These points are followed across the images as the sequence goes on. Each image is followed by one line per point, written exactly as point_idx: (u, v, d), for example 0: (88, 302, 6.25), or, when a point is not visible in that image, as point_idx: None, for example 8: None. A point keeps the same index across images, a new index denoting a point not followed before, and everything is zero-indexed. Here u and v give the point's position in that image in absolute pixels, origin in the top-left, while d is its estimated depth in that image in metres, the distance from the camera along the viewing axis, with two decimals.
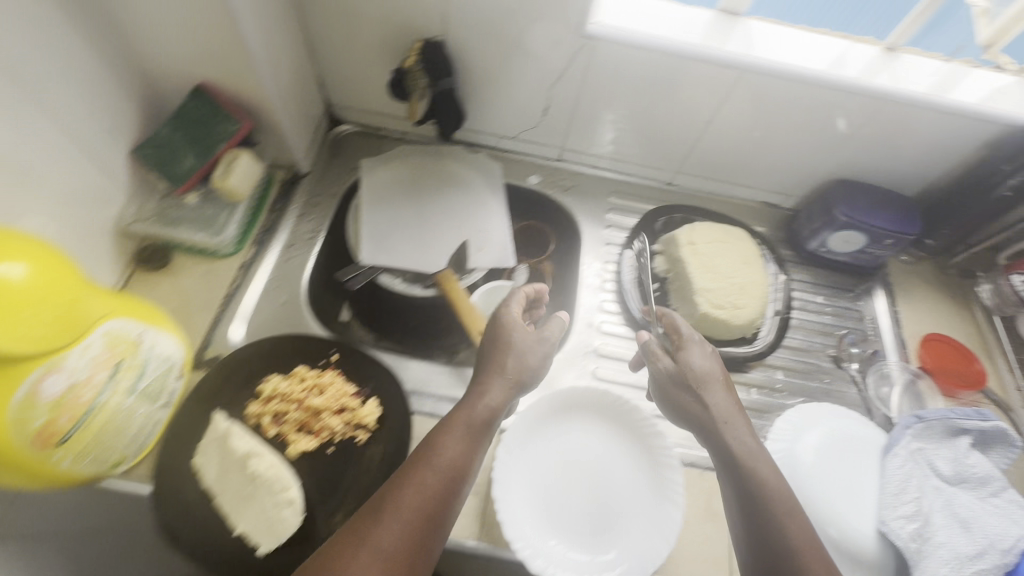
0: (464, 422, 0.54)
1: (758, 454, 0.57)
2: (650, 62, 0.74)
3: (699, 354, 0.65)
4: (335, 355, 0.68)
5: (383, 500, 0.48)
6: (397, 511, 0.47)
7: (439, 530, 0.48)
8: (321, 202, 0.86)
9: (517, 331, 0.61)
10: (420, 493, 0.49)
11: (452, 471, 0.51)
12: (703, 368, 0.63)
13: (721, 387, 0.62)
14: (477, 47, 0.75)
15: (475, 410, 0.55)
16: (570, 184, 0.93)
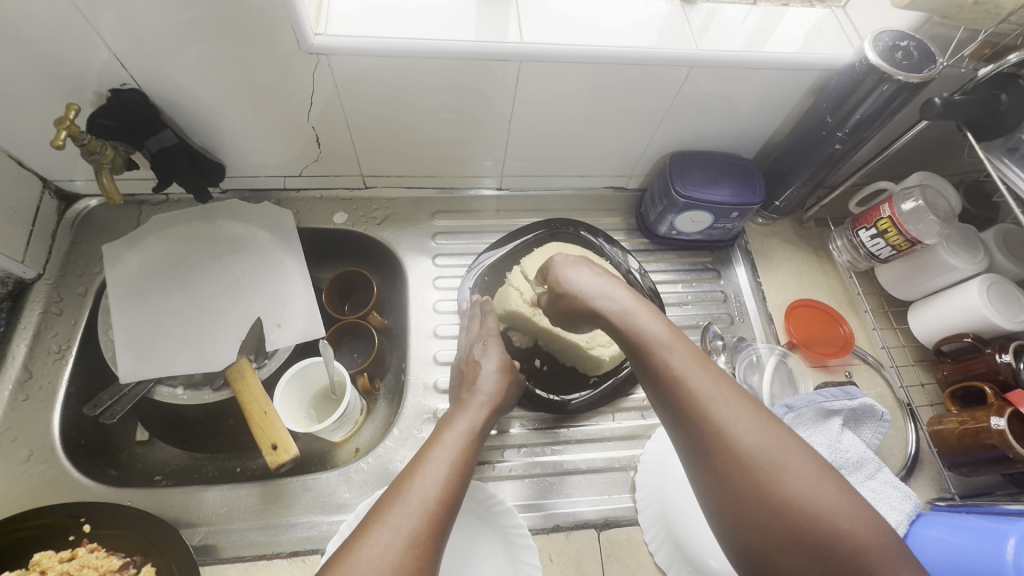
0: (460, 428, 0.52)
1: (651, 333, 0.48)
2: (411, 68, 0.59)
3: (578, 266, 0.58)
4: (86, 525, 0.54)
5: (389, 499, 0.43)
6: (384, 521, 0.41)
7: (449, 525, 0.43)
8: (64, 310, 0.68)
9: (485, 356, 0.61)
10: (433, 482, 0.44)
11: (466, 462, 0.48)
12: (574, 278, 0.56)
13: (605, 287, 0.54)
14: (186, 85, 0.58)
15: (465, 420, 0.53)
16: (385, 214, 0.80)
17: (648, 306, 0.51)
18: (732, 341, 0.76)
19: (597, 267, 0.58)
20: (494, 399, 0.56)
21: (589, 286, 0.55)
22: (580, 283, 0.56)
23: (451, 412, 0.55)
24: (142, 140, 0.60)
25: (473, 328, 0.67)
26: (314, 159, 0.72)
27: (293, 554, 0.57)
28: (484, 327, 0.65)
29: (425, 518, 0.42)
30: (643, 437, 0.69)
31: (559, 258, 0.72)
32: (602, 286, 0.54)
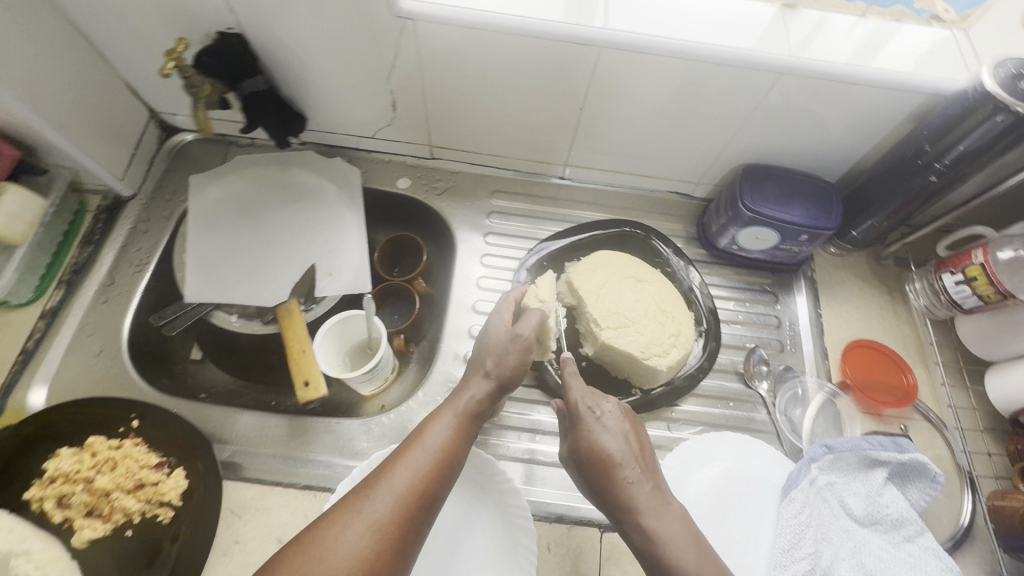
0: (448, 420, 0.50)
1: (679, 541, 0.45)
2: (492, 43, 0.60)
3: (615, 434, 0.52)
4: (133, 421, 0.60)
5: (361, 492, 0.43)
6: (356, 508, 0.42)
7: (417, 523, 0.43)
8: (151, 228, 0.75)
9: (494, 336, 0.56)
10: (411, 476, 0.44)
11: (447, 460, 0.47)
12: (603, 441, 0.51)
13: (640, 481, 0.49)
14: (282, 38, 0.62)
15: (455, 412, 0.51)
16: (446, 185, 0.81)
17: (663, 498, 0.48)
18: (778, 369, 0.72)
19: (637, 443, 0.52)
20: (496, 385, 0.53)
21: (615, 453, 0.50)
22: (613, 459, 0.50)
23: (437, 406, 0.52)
24: (238, 81, 0.64)
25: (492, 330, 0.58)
26: (387, 123, 0.75)
27: (307, 487, 0.60)
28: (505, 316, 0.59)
29: (390, 518, 0.42)
30: (665, 448, 0.67)
31: (607, 267, 0.69)
32: (631, 463, 0.50)
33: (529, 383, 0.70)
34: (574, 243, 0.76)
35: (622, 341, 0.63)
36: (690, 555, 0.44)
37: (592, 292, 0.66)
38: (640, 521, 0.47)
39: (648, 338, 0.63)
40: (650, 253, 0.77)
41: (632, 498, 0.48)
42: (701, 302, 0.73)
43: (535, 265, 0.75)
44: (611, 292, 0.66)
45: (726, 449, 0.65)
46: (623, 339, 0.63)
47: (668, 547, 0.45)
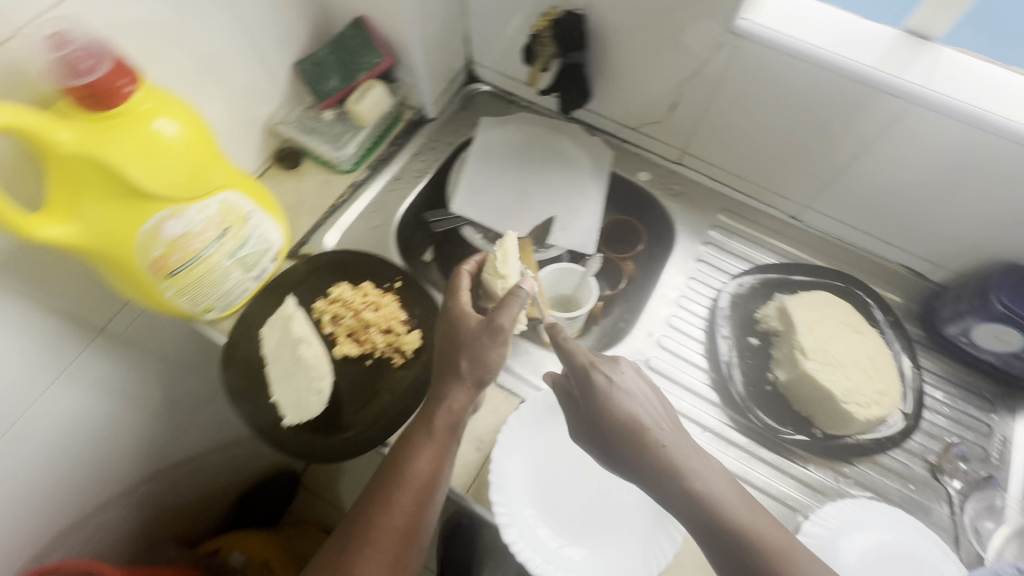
0: (414, 461, 0.56)
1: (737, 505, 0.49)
2: (801, 74, 0.66)
3: (626, 398, 0.55)
4: (398, 283, 0.74)
5: (367, 523, 0.54)
6: (364, 548, 0.53)
7: (413, 544, 0.55)
8: (436, 148, 0.92)
9: (465, 325, 0.61)
10: (395, 514, 0.54)
11: (423, 497, 0.55)
12: (629, 406, 0.54)
13: (684, 451, 0.52)
14: (615, 26, 0.73)
15: (430, 452, 0.57)
16: (681, 190, 0.88)
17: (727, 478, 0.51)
18: (976, 475, 0.67)
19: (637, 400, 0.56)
20: (451, 424, 0.58)
21: (644, 419, 0.54)
22: (645, 425, 0.53)
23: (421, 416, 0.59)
24: (567, 52, 0.76)
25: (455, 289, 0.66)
26: (656, 120, 0.84)
27: (502, 388, 0.70)
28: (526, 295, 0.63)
29: (392, 553, 0.54)
30: (827, 496, 0.66)
31: (826, 309, 0.70)
32: (665, 429, 0.53)
33: (709, 385, 0.73)
34: (790, 278, 0.79)
35: (827, 378, 0.64)
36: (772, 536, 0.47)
37: (806, 325, 0.68)
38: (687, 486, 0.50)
39: (853, 386, 0.64)
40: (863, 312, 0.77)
41: (666, 461, 0.51)
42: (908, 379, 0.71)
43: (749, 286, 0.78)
44: (824, 331, 0.68)
45: (885, 522, 0.62)
46: (828, 376, 0.65)
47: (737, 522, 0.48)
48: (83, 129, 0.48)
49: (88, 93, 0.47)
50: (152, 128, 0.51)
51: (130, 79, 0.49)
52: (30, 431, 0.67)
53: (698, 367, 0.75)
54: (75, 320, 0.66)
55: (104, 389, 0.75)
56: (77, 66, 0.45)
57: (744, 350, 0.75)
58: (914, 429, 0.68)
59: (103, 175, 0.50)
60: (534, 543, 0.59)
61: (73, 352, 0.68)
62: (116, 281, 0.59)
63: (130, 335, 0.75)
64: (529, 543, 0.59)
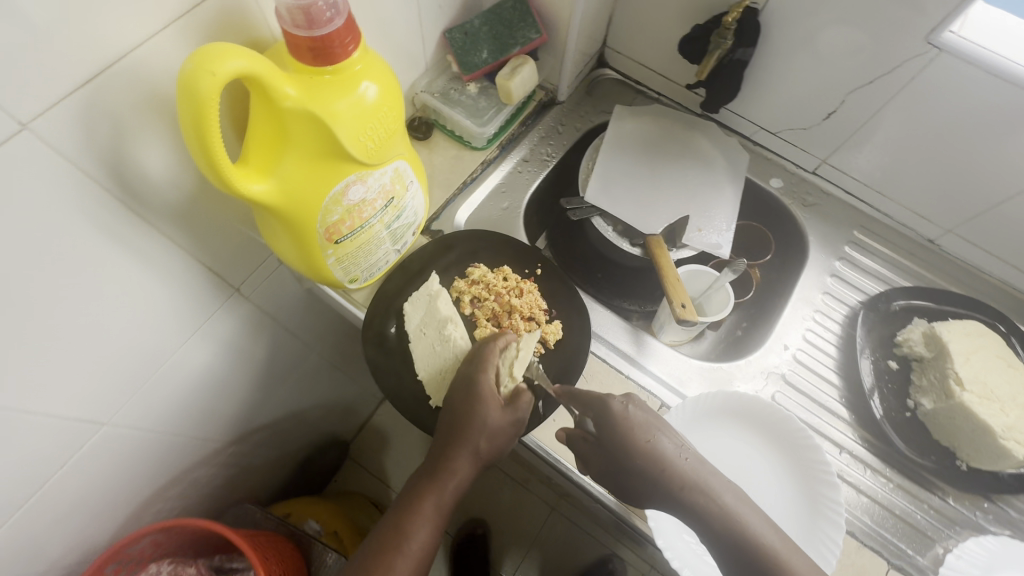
0: (423, 513, 0.59)
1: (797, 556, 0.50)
2: (997, 98, 0.63)
3: (632, 419, 0.57)
4: (538, 270, 0.73)
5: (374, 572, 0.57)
6: None
7: None
8: (563, 133, 0.89)
9: (488, 411, 0.58)
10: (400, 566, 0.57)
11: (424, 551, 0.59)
12: (636, 423, 0.57)
13: (711, 479, 0.54)
14: (792, 25, 0.70)
15: (433, 506, 0.60)
16: (814, 201, 0.86)
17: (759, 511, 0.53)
18: None
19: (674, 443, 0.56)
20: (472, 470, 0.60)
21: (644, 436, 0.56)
22: (656, 449, 0.55)
23: (431, 472, 0.61)
24: (737, 46, 0.74)
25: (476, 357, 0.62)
26: (803, 127, 0.81)
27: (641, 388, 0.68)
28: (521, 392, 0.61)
29: None
30: (966, 531, 0.65)
31: (979, 339, 0.68)
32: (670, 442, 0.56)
33: (843, 404, 0.72)
34: (932, 304, 0.76)
35: (985, 412, 0.63)
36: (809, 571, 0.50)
37: (962, 354, 0.66)
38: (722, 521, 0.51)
39: (1012, 421, 0.63)
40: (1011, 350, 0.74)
41: (717, 512, 0.52)
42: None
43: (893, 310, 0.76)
44: (980, 362, 0.66)
45: None
46: (986, 410, 0.63)
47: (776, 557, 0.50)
48: (301, 84, 0.46)
49: (317, 45, 0.44)
50: (359, 89, 0.48)
51: (353, 36, 0.46)
52: (161, 386, 0.66)
53: (832, 386, 0.73)
54: (220, 279, 0.64)
55: (226, 349, 0.74)
56: (316, 17, 0.43)
57: (883, 373, 0.74)
58: None
59: (312, 134, 0.48)
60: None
61: (210, 310, 0.66)
62: (282, 244, 0.57)
63: (258, 297, 0.73)
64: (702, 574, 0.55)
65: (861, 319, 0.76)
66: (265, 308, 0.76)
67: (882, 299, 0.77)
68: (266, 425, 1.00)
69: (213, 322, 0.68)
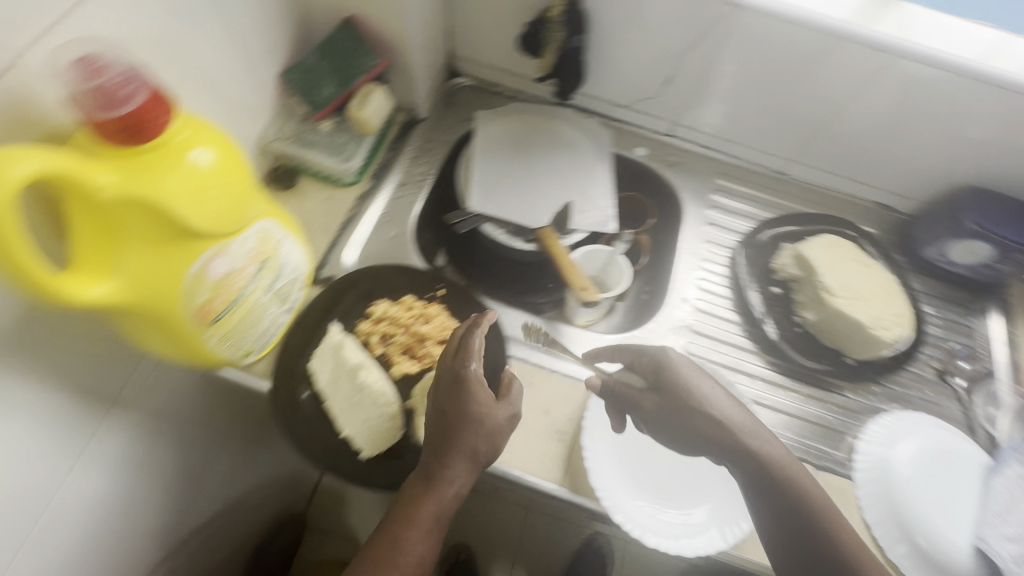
0: (417, 524, 0.53)
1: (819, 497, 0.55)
2: (792, 39, 0.71)
3: (701, 380, 0.61)
4: (439, 291, 0.71)
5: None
6: None
7: None
8: (433, 149, 0.89)
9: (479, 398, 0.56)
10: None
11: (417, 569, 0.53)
12: (698, 385, 0.60)
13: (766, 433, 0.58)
14: (612, 7, 0.75)
15: (428, 516, 0.53)
16: (676, 160, 0.92)
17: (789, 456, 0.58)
18: (976, 371, 0.78)
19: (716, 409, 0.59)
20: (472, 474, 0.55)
21: (723, 401, 0.60)
22: (716, 407, 0.59)
23: (426, 476, 0.55)
24: (572, 36, 0.77)
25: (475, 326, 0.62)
26: (649, 96, 0.87)
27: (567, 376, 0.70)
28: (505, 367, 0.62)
29: None
30: (866, 416, 0.74)
31: (837, 249, 0.77)
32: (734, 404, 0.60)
33: (744, 336, 0.79)
34: (793, 228, 0.85)
35: (853, 309, 0.72)
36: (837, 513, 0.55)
37: (826, 264, 0.75)
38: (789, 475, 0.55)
39: (876, 312, 0.72)
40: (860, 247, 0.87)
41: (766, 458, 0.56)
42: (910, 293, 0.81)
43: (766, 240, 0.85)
44: (841, 269, 0.75)
45: (919, 429, 0.70)
46: (854, 307, 0.72)
47: (839, 511, 0.54)
48: (118, 168, 0.42)
49: (125, 124, 0.41)
50: (188, 159, 0.44)
51: (166, 108, 0.43)
52: (50, 532, 0.57)
53: (732, 323, 0.80)
54: (90, 394, 0.57)
55: (122, 466, 0.66)
56: (113, 95, 0.40)
57: (772, 298, 0.81)
58: (921, 343, 0.78)
59: (148, 219, 0.44)
60: (663, 531, 0.60)
61: (88, 431, 0.59)
62: (150, 340, 0.52)
63: (144, 400, 0.66)
64: (650, 530, 0.60)
65: (740, 257, 0.83)
66: (156, 409, 0.69)
67: (755, 234, 0.85)
68: (199, 529, 0.91)
69: (95, 443, 0.60)
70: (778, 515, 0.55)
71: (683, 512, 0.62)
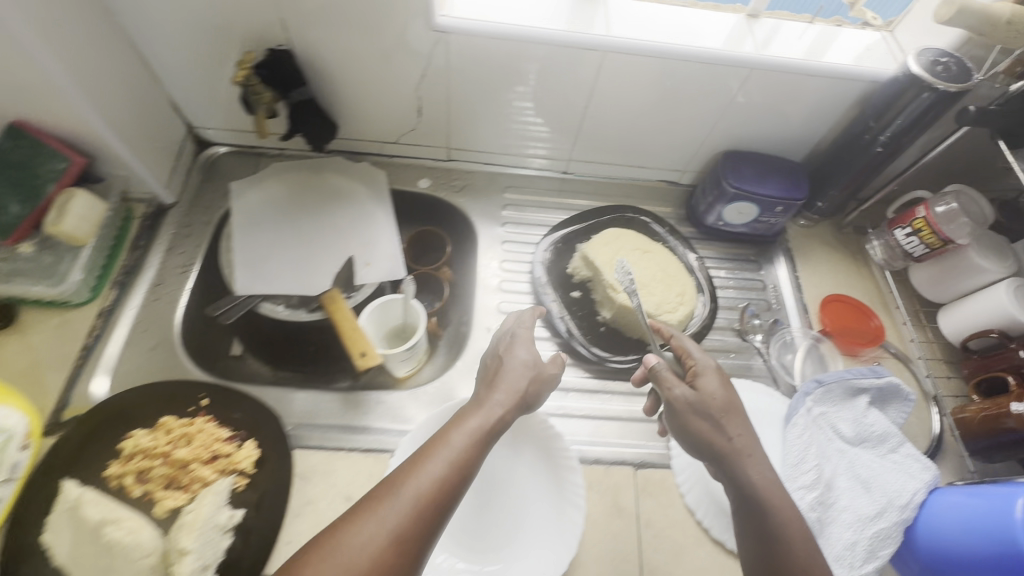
0: (472, 422, 0.52)
1: (774, 486, 0.52)
2: (510, 53, 0.70)
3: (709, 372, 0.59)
4: (204, 400, 0.64)
5: (378, 500, 0.45)
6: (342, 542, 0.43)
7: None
8: (193, 234, 0.80)
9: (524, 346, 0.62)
10: (400, 513, 0.44)
11: (429, 506, 0.45)
12: (706, 386, 0.58)
13: (741, 418, 0.56)
14: (325, 52, 0.71)
15: (477, 419, 0.53)
16: (462, 184, 0.90)
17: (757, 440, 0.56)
18: (767, 323, 0.82)
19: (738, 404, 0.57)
20: (512, 399, 0.55)
21: (709, 385, 0.58)
22: (694, 394, 0.57)
23: (471, 403, 0.55)
24: (289, 90, 0.71)
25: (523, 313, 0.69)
26: (411, 129, 0.84)
27: (368, 451, 0.65)
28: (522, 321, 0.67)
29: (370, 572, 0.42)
30: None
31: (617, 243, 0.78)
32: (716, 389, 0.58)
33: (555, 349, 0.78)
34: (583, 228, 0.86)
35: (640, 304, 0.73)
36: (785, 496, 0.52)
37: (607, 265, 0.76)
38: (748, 464, 0.53)
39: (659, 297, 0.74)
40: (643, 228, 0.88)
41: (734, 449, 0.54)
42: (694, 262, 0.84)
43: (554, 248, 0.84)
44: (624, 264, 0.76)
45: None
46: (640, 301, 0.73)
47: (777, 494, 0.52)
48: None
49: None
50: None
51: None
52: None
53: (541, 338, 0.78)
54: None
55: None
56: None
57: (572, 306, 0.80)
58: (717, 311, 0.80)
59: None
60: None
61: None
62: None
63: None
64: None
65: (538, 269, 0.81)
66: None
67: (545, 246, 0.83)
68: None
69: None
70: (745, 502, 0.52)
71: (479, 563, 0.60)
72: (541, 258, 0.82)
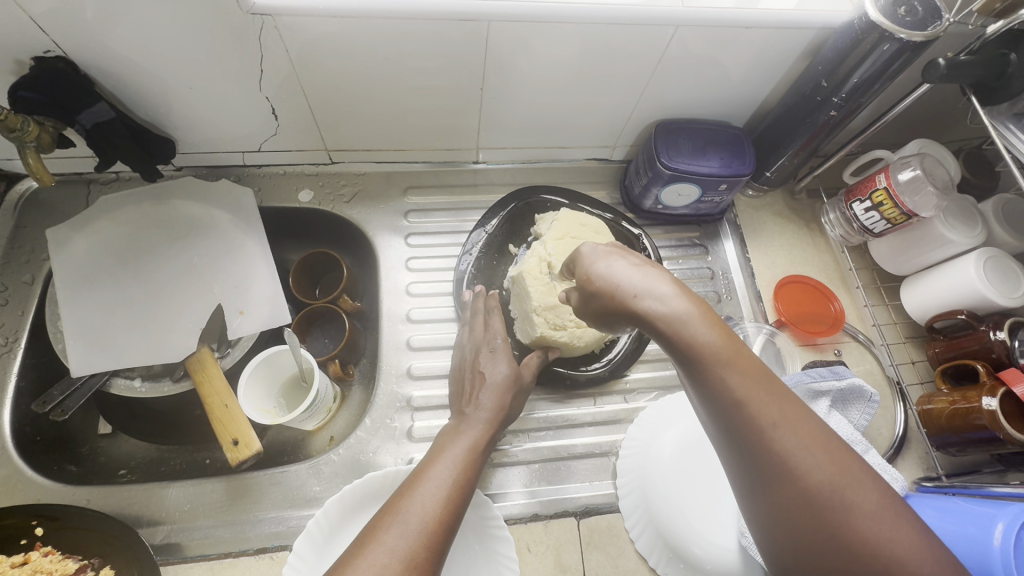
0: (462, 443, 0.49)
1: (684, 314, 0.38)
2: (368, 34, 0.54)
3: (606, 253, 0.45)
4: (38, 528, 0.52)
5: (385, 521, 0.40)
6: (377, 539, 0.39)
7: None
8: (8, 299, 0.63)
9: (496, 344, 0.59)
10: (412, 529, 0.40)
11: (446, 523, 0.41)
12: (598, 258, 0.44)
13: (632, 262, 0.43)
14: (118, 56, 0.52)
15: (467, 437, 0.50)
16: (353, 190, 0.75)
17: (662, 273, 0.41)
18: None
19: (635, 256, 0.44)
20: (497, 414, 0.53)
21: (593, 252, 0.45)
22: (583, 260, 0.45)
23: (454, 425, 0.52)
24: (74, 114, 0.54)
25: (477, 326, 0.62)
26: (273, 133, 0.67)
27: (261, 551, 0.55)
28: (490, 330, 0.60)
29: None
30: (626, 422, 0.67)
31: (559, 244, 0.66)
32: (603, 250, 0.45)
33: None
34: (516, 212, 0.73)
35: (534, 286, 0.63)
36: (716, 335, 0.37)
37: (555, 235, 0.67)
38: (649, 304, 0.39)
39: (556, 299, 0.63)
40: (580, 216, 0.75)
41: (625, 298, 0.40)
42: None
43: (482, 248, 0.71)
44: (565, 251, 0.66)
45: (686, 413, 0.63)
46: (537, 284, 0.63)
47: (692, 329, 0.37)
48: None
49: None
50: None
51: None
52: None
53: None
54: None
55: None
56: None
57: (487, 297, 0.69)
58: None
59: None
60: None
61: None
62: None
63: None
64: None
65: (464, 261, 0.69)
66: None
67: (470, 244, 0.70)
68: None
69: None
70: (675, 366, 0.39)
71: None
72: (466, 264, 0.69)
